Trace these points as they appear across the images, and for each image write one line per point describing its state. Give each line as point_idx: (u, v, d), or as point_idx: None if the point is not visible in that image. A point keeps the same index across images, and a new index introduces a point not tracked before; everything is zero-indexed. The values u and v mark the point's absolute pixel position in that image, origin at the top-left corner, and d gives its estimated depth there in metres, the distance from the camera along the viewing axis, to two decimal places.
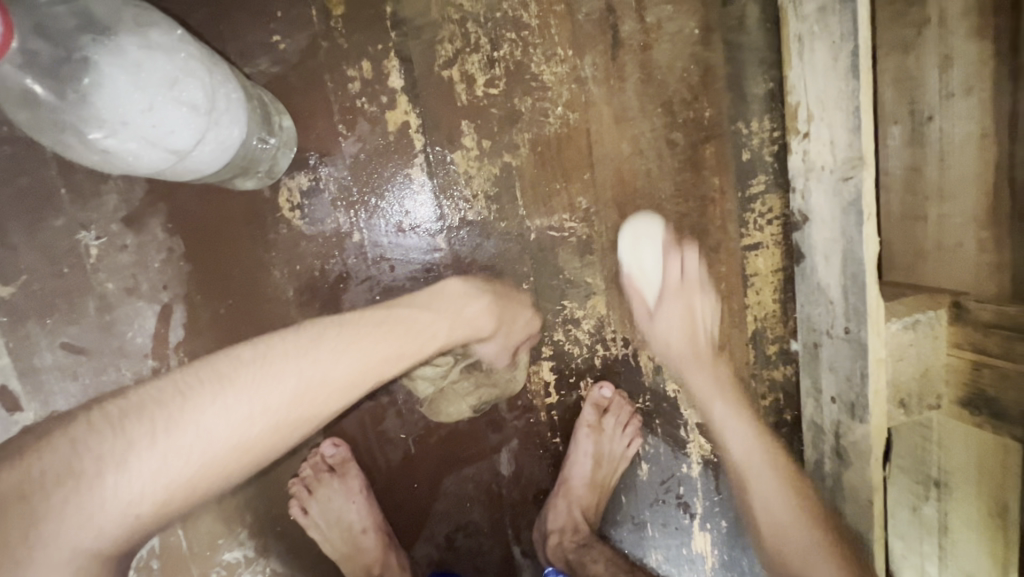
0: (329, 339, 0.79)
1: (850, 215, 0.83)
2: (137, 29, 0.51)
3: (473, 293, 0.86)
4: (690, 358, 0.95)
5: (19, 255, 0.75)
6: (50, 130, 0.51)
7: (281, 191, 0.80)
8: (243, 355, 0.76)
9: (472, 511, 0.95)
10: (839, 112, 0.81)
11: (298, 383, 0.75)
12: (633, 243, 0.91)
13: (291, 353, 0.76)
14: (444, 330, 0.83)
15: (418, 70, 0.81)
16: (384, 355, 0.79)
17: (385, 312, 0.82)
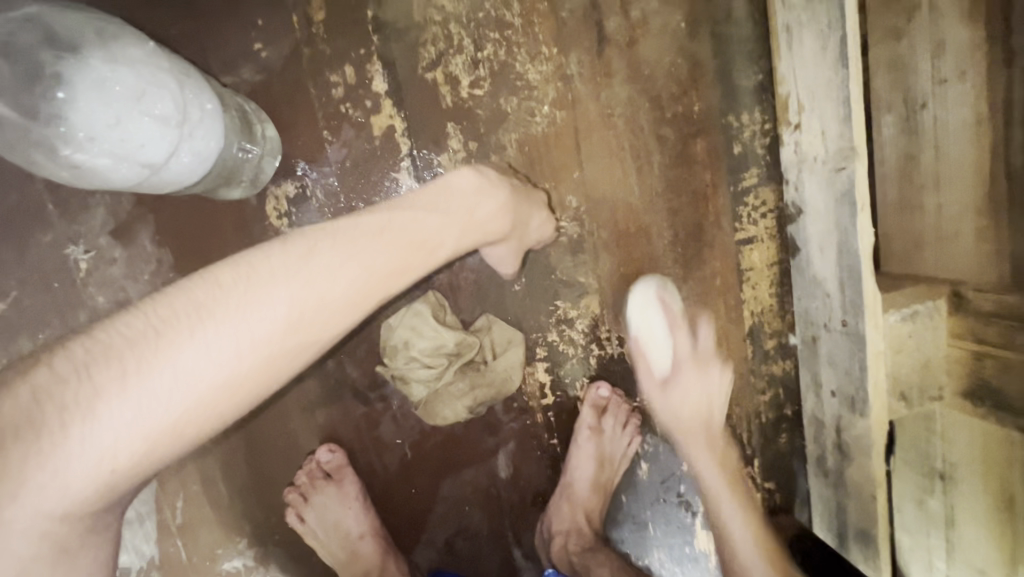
0: (326, 246, 0.65)
1: (843, 206, 0.83)
2: (101, 45, 0.52)
3: (488, 191, 0.75)
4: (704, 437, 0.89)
5: (9, 271, 0.75)
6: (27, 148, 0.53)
7: (268, 200, 0.80)
8: (221, 277, 0.61)
9: (471, 514, 0.95)
10: (829, 102, 0.80)
11: (297, 306, 0.61)
12: (641, 310, 0.89)
13: (279, 272, 0.62)
14: (451, 236, 0.73)
15: (401, 73, 0.81)
16: (390, 267, 0.68)
17: (390, 215, 0.70)
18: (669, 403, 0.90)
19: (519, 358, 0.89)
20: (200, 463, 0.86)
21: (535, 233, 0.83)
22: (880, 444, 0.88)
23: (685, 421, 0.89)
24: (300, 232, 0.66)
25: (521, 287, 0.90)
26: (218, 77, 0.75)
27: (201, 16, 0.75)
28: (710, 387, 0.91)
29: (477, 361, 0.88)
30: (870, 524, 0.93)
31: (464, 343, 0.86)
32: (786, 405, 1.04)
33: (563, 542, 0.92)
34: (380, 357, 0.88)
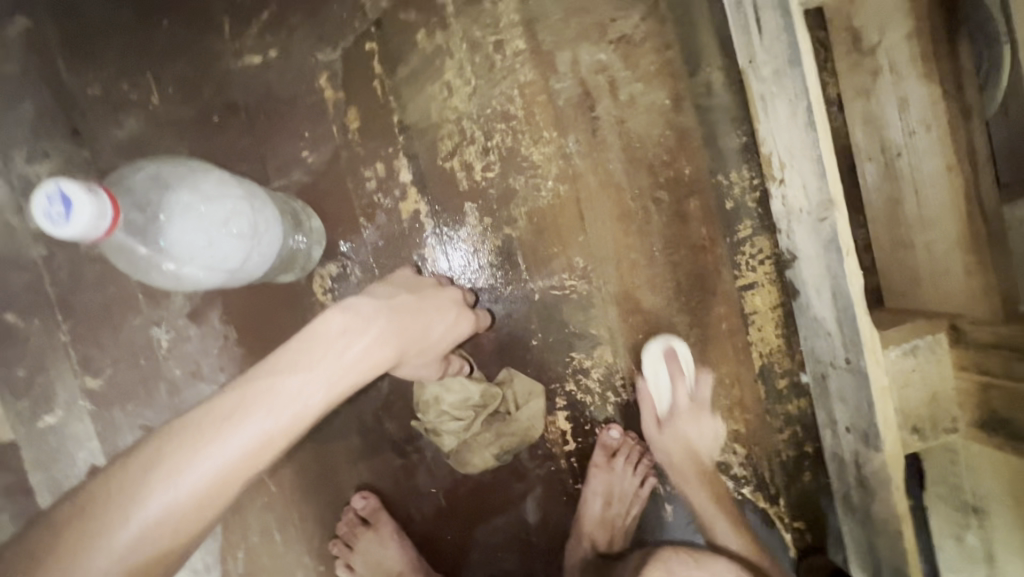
0: (162, 457, 0.65)
1: (831, 252, 0.89)
2: (189, 183, 0.62)
3: (357, 328, 0.72)
4: (688, 468, 0.97)
5: (106, 352, 0.90)
6: (138, 268, 0.62)
7: (315, 279, 0.93)
8: (68, 512, 0.65)
9: (504, 559, 1.00)
10: (806, 160, 0.89)
11: (136, 530, 0.63)
12: (652, 368, 0.98)
13: (120, 492, 0.64)
14: (314, 397, 0.69)
15: (424, 164, 0.94)
16: (239, 452, 0.66)
17: (239, 397, 0.67)
18: (659, 438, 0.98)
19: (540, 408, 0.98)
20: (258, 515, 0.96)
21: (442, 338, 0.84)
22: (898, 478, 0.91)
23: (675, 463, 0.96)
24: (149, 440, 0.68)
25: (539, 342, 0.99)
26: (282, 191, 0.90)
27: (259, 133, 0.91)
28: (701, 431, 0.99)
29: (501, 411, 0.97)
30: (905, 562, 0.93)
31: (488, 394, 0.94)
32: (806, 442, 1.07)
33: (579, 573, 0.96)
34: (413, 412, 0.96)
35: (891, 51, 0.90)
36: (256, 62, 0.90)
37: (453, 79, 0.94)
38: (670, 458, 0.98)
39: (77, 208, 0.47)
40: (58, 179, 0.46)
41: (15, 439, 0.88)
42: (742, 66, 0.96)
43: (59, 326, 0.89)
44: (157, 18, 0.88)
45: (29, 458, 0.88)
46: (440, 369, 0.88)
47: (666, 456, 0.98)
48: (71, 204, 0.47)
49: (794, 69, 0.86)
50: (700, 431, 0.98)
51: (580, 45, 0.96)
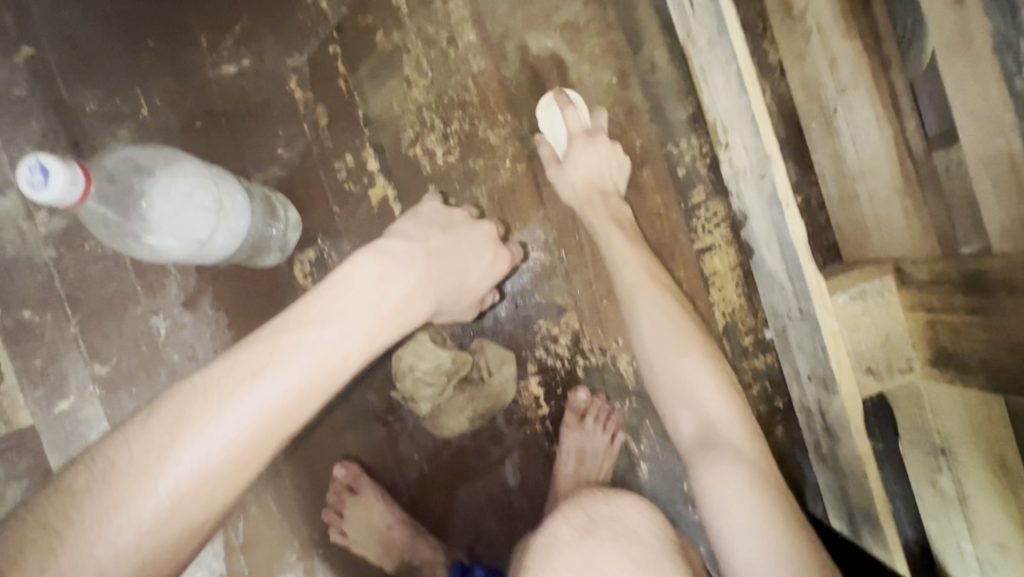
0: (199, 411, 0.62)
1: (773, 207, 0.94)
2: (162, 165, 0.70)
3: (397, 273, 0.78)
4: (594, 203, 0.96)
5: (111, 341, 0.99)
6: (116, 239, 0.70)
7: (295, 264, 1.01)
8: (94, 472, 0.60)
9: (488, 521, 1.05)
10: (744, 121, 0.94)
11: (172, 485, 0.60)
12: (546, 117, 1.02)
13: (155, 448, 0.61)
14: (357, 344, 0.72)
15: (390, 154, 1.03)
16: (283, 404, 0.65)
17: (276, 347, 0.67)
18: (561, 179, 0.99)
19: (512, 373, 1.04)
20: (255, 488, 1.03)
21: (479, 281, 0.92)
22: (857, 421, 0.93)
23: (577, 193, 0.97)
24: (176, 390, 0.65)
25: (507, 313, 1.05)
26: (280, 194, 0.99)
27: (239, 135, 1.00)
28: (606, 160, 0.98)
29: (474, 378, 1.03)
30: (871, 504, 0.95)
31: (459, 359, 1.02)
32: (776, 397, 1.11)
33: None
34: (393, 384, 1.04)
35: (817, 14, 0.95)
36: (231, 71, 1.00)
37: (411, 74, 1.02)
38: (575, 194, 0.98)
39: (55, 176, 0.55)
40: (38, 152, 0.54)
41: (34, 424, 0.97)
42: (681, 41, 1.02)
43: (69, 320, 0.98)
44: (143, 39, 0.99)
45: (48, 441, 0.98)
46: (478, 301, 0.96)
47: (569, 194, 0.98)
48: (49, 174, 0.55)
49: (722, 37, 0.91)
50: (603, 164, 0.98)
51: (528, 33, 1.04)
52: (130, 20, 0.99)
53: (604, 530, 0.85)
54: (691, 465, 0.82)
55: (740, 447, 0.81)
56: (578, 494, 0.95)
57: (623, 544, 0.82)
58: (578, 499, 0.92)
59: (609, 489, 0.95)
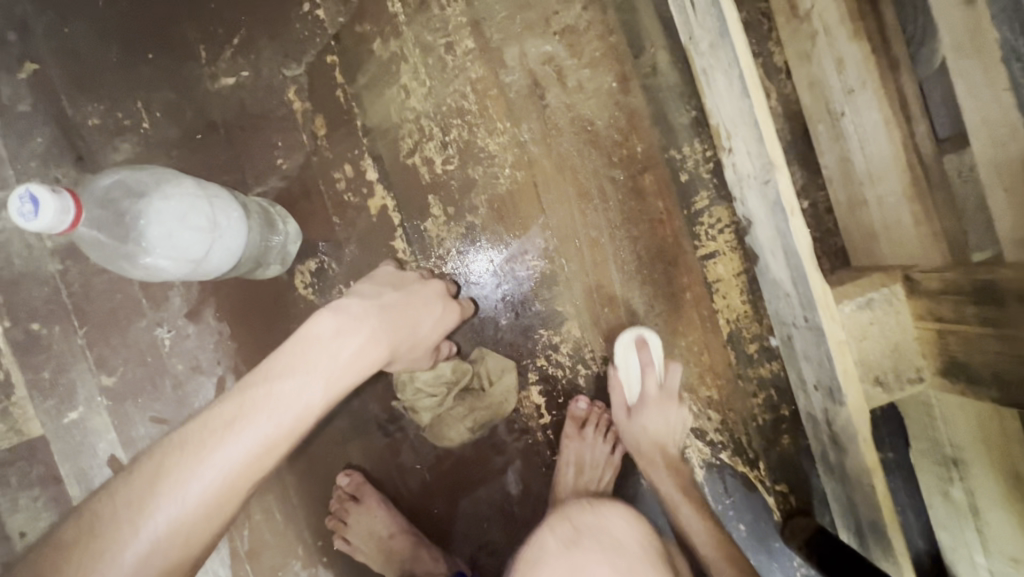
0: (174, 464, 0.68)
1: (777, 213, 0.92)
2: (158, 187, 0.71)
3: (350, 330, 0.80)
4: (660, 458, 0.98)
5: (117, 352, 1.00)
6: (116, 263, 0.71)
7: (295, 274, 1.01)
8: (75, 528, 0.64)
9: (490, 530, 1.05)
10: (746, 126, 0.92)
11: (151, 532, 0.64)
12: (624, 360, 1.02)
13: (134, 500, 0.66)
14: (318, 394, 0.75)
15: (388, 163, 1.02)
16: (251, 453, 0.70)
17: (241, 402, 0.72)
18: (629, 424, 1.00)
19: (513, 382, 1.04)
20: (259, 496, 1.04)
21: (431, 330, 0.92)
22: (865, 432, 0.90)
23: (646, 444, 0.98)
24: (150, 450, 0.70)
25: (508, 321, 1.05)
26: (280, 215, 0.98)
27: (238, 146, 1.00)
28: (672, 417, 1.00)
29: (475, 387, 1.03)
30: (878, 516, 0.93)
31: (459, 370, 1.01)
32: (782, 405, 1.09)
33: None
34: (394, 393, 1.04)
35: (823, 14, 0.93)
36: (230, 83, 1.00)
37: (409, 82, 1.02)
38: (639, 447, 0.99)
39: (44, 206, 0.56)
40: (26, 183, 0.55)
41: (45, 434, 0.99)
42: (683, 44, 1.00)
43: (76, 331, 1.00)
44: (142, 53, 1.00)
45: (58, 450, 1.00)
46: (433, 355, 0.96)
47: (636, 443, 1.00)
48: (38, 204, 0.56)
49: (724, 41, 0.88)
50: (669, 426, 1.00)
51: (527, 39, 1.03)
52: (129, 34, 1.00)
53: (588, 541, 0.84)
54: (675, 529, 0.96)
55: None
56: (566, 503, 0.93)
57: (608, 555, 0.82)
58: (566, 508, 0.90)
59: (594, 498, 0.93)
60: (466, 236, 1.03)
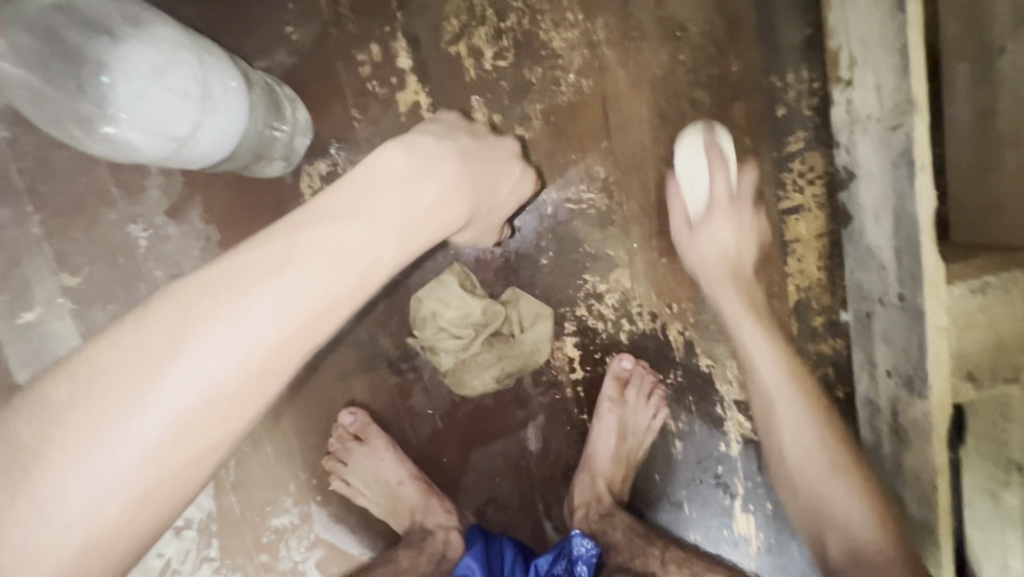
0: (201, 313, 0.47)
1: (900, 167, 0.75)
2: (123, 25, 0.52)
3: (426, 172, 0.60)
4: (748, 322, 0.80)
5: (81, 248, 0.83)
6: (63, 123, 0.53)
7: (302, 176, 0.83)
8: (61, 391, 0.45)
9: (502, 485, 0.96)
10: (884, 53, 0.73)
11: (170, 403, 0.44)
12: (688, 158, 0.81)
13: (148, 356, 0.45)
14: (393, 249, 0.56)
15: (426, 49, 0.81)
16: (308, 310, 0.50)
17: (293, 242, 0.51)
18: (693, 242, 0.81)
19: (546, 331, 0.90)
20: None
21: (509, 196, 0.75)
22: (941, 429, 0.81)
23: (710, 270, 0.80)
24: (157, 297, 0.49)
25: (549, 261, 0.90)
26: (286, 96, 0.78)
27: (238, 5, 0.79)
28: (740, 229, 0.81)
29: (504, 333, 0.90)
30: (933, 516, 0.85)
31: (490, 312, 0.88)
32: (838, 386, 0.97)
33: (626, 540, 0.87)
34: (411, 329, 0.91)
35: None
36: None
37: None
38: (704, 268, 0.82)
39: None
40: None
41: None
42: None
43: (30, 219, 0.82)
44: None
45: (13, 354, 0.85)
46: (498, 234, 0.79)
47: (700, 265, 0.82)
48: None
49: None
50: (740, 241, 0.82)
51: None
52: None
53: None
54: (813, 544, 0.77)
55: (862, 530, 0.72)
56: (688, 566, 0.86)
57: None
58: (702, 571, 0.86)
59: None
60: None
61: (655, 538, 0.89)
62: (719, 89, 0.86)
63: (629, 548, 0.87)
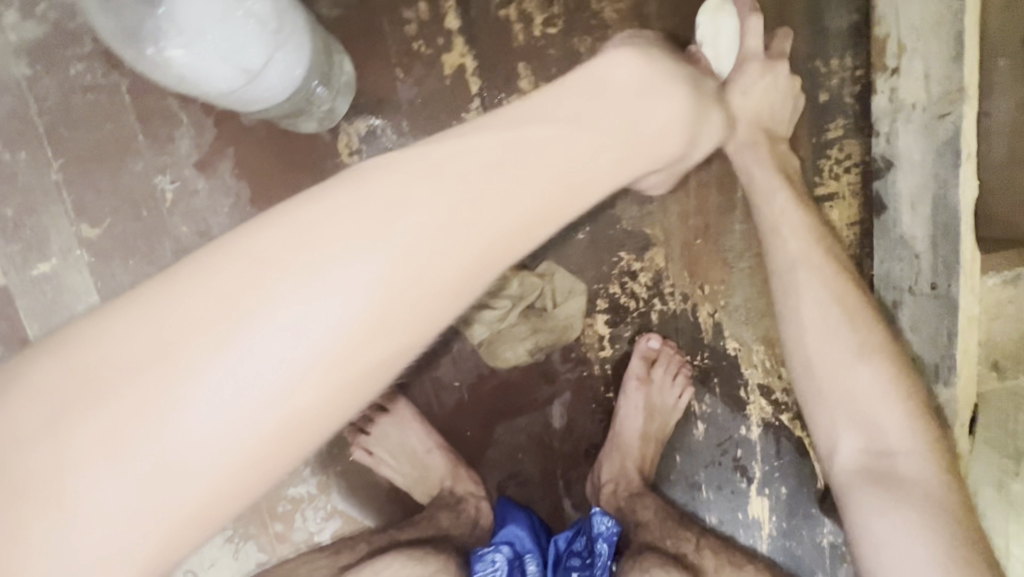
0: (454, 171, 0.44)
1: (945, 156, 0.77)
2: None
3: (654, 91, 0.56)
4: (805, 259, 0.75)
5: (103, 198, 0.79)
6: (139, 41, 0.54)
7: (340, 135, 0.81)
8: (303, 223, 0.40)
9: (525, 461, 0.96)
10: (936, 41, 0.75)
11: (418, 262, 0.41)
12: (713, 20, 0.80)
13: (402, 201, 0.42)
14: (600, 170, 0.50)
15: (475, 10, 0.79)
16: (543, 199, 0.46)
17: (536, 130, 0.48)
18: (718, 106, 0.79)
19: (579, 307, 0.91)
20: None
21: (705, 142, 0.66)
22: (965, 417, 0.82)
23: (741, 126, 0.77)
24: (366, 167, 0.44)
25: (585, 236, 0.89)
26: (341, 53, 0.77)
27: None
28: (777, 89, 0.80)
29: (538, 306, 0.90)
30: None
31: (526, 284, 0.89)
32: None
33: (658, 521, 0.87)
34: None
35: None
36: None
37: None
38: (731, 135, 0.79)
39: None
40: None
41: (10, 285, 0.80)
42: None
43: (50, 164, 0.78)
44: None
45: (24, 307, 0.81)
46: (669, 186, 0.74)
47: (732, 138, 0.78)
48: None
49: None
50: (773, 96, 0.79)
51: None
52: None
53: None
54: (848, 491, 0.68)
55: (927, 485, 0.65)
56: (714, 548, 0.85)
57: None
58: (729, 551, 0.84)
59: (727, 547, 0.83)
60: None
61: (690, 524, 0.89)
62: None
63: (660, 528, 0.86)
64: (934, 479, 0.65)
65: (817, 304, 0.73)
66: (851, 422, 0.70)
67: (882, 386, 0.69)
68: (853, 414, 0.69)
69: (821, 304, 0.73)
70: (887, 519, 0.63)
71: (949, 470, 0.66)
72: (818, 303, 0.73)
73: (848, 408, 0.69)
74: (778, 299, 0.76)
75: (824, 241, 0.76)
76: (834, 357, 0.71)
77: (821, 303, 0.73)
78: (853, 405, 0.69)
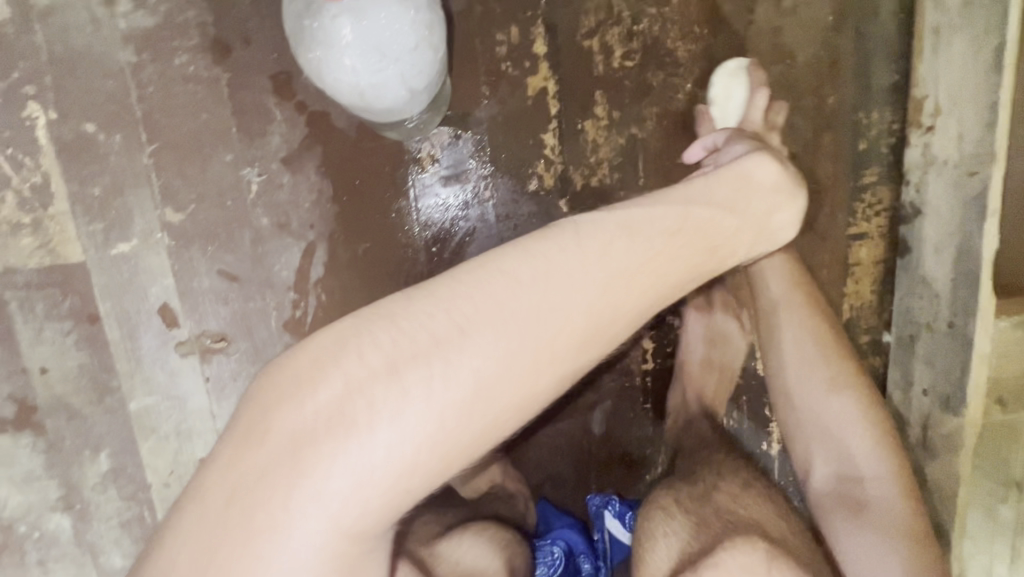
0: (646, 232, 0.55)
1: (971, 210, 0.87)
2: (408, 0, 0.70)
3: (786, 187, 0.66)
4: (786, 303, 0.85)
5: (190, 185, 0.82)
6: (335, 61, 0.70)
7: (423, 144, 0.85)
8: (540, 253, 0.51)
9: (562, 463, 1.01)
10: (972, 106, 0.84)
11: (619, 299, 0.52)
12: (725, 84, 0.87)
13: (611, 247, 0.53)
14: (733, 245, 0.62)
15: (561, 38, 0.85)
16: (695, 264, 0.58)
17: (699, 205, 0.59)
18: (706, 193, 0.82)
19: None
20: None
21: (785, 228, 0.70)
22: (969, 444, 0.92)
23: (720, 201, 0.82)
24: (587, 216, 0.55)
25: None
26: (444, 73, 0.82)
27: None
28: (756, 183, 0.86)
29: None
30: (950, 520, 0.95)
31: None
32: None
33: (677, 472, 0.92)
34: None
35: None
36: None
37: None
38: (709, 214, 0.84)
39: None
40: None
41: (87, 263, 0.82)
42: None
43: (142, 148, 0.80)
44: None
45: (99, 285, 0.83)
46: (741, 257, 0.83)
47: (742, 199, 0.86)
48: None
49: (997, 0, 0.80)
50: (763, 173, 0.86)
51: None
52: None
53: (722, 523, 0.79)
54: (825, 513, 0.79)
55: (888, 496, 0.76)
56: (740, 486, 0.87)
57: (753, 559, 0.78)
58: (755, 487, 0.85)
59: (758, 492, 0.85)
60: (624, 146, 0.89)
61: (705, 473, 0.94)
62: (814, 118, 0.93)
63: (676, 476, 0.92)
64: (896, 498, 0.76)
65: (797, 348, 0.84)
66: (827, 444, 0.81)
67: (854, 412, 0.80)
68: (825, 442, 0.81)
69: (802, 347, 0.84)
70: (860, 537, 0.75)
71: (916, 508, 0.76)
72: (799, 345, 0.84)
73: (822, 437, 0.81)
74: (764, 335, 0.88)
75: (811, 295, 0.86)
76: (808, 393, 0.83)
77: (802, 345, 0.84)
78: (830, 435, 0.81)
